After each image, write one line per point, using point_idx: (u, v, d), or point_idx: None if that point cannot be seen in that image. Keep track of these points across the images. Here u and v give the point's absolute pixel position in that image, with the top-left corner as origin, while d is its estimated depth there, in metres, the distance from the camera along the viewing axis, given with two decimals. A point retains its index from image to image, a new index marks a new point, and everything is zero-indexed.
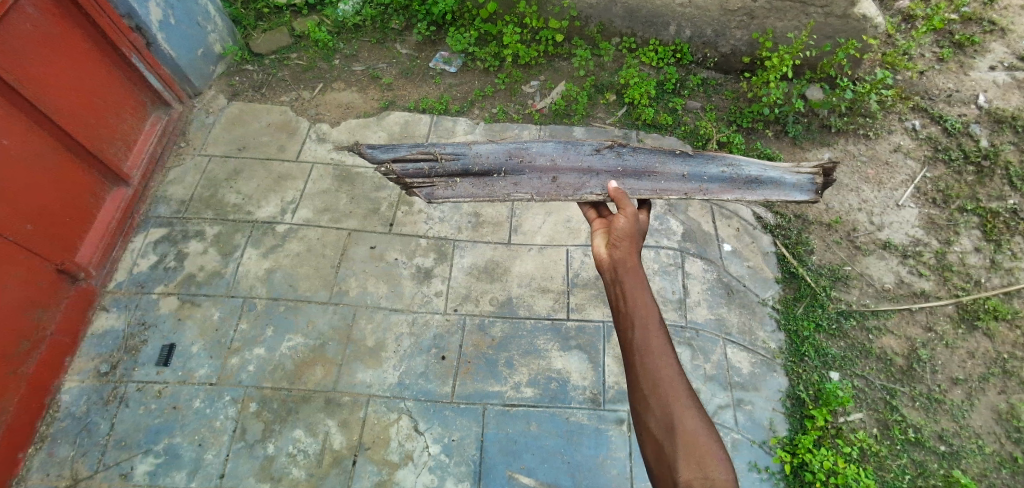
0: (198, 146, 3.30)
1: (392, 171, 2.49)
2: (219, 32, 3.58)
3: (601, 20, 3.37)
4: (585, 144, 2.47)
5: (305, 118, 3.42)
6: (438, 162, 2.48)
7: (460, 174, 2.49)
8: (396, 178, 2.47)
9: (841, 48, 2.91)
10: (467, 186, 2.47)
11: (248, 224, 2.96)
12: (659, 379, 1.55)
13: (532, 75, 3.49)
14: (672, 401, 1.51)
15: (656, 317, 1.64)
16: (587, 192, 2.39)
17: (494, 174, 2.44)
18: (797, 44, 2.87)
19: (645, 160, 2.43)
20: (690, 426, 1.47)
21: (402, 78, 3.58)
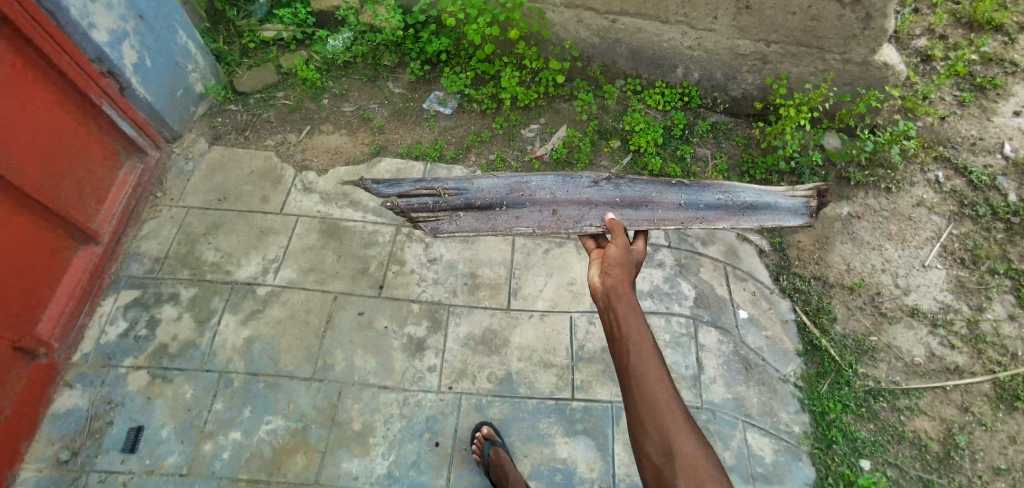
0: (175, 196, 3.07)
1: (397, 207, 2.42)
2: (201, 71, 3.34)
3: (604, 60, 3.16)
4: (582, 177, 2.43)
5: (290, 164, 3.21)
6: (440, 197, 2.42)
7: (464, 208, 2.41)
8: (402, 212, 2.42)
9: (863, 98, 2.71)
10: (472, 220, 2.40)
11: (225, 286, 2.75)
12: (656, 403, 1.44)
13: (531, 118, 3.27)
14: (668, 423, 1.40)
15: (650, 339, 1.55)
16: (587, 221, 2.36)
17: (496, 208, 2.39)
18: (816, 95, 2.68)
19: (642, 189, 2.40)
20: (690, 452, 1.35)
21: (393, 120, 3.38)
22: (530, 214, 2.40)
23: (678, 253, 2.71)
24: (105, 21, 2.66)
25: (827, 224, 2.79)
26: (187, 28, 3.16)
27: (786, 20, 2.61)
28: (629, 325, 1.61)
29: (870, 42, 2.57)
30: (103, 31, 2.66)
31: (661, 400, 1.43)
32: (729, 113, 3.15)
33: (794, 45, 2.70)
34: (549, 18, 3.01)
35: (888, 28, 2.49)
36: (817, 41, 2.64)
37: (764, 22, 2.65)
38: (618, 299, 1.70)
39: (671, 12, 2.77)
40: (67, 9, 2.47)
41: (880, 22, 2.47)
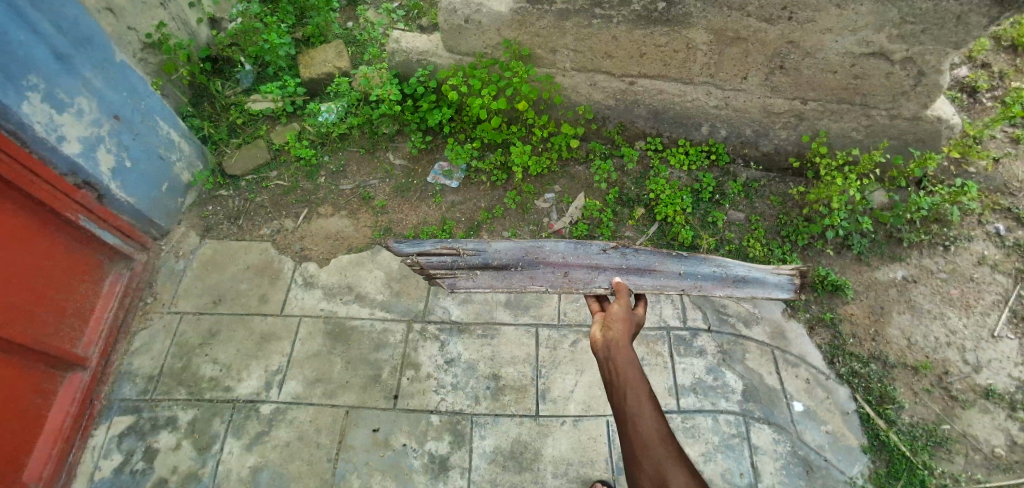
0: (168, 301, 2.88)
1: (419, 264, 2.59)
2: (187, 158, 3.13)
3: (620, 121, 2.97)
4: (592, 245, 2.55)
5: (289, 256, 3.00)
6: (460, 256, 2.57)
7: (481, 268, 2.54)
8: (421, 268, 2.58)
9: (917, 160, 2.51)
10: (487, 277, 2.53)
11: (227, 406, 2.54)
12: (647, 436, 1.41)
13: (545, 186, 3.05)
14: (661, 453, 1.36)
15: (645, 381, 1.55)
16: (596, 287, 2.42)
17: (512, 268, 2.52)
18: (869, 162, 2.47)
19: (647, 258, 2.48)
20: (684, 484, 1.29)
21: (397, 197, 3.16)
22: (544, 275, 2.49)
23: (718, 337, 2.46)
24: (75, 131, 2.46)
25: (880, 292, 2.54)
26: (167, 117, 2.95)
27: (826, 79, 2.42)
28: (622, 366, 1.61)
29: (922, 98, 2.37)
30: (73, 142, 2.46)
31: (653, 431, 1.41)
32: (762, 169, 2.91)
33: (835, 102, 2.51)
34: (559, 83, 2.85)
35: (944, 83, 2.30)
36: (861, 98, 2.45)
37: (800, 81, 2.46)
38: (612, 345, 1.71)
39: (694, 73, 2.59)
40: (31, 127, 2.28)
41: (935, 78, 2.28)
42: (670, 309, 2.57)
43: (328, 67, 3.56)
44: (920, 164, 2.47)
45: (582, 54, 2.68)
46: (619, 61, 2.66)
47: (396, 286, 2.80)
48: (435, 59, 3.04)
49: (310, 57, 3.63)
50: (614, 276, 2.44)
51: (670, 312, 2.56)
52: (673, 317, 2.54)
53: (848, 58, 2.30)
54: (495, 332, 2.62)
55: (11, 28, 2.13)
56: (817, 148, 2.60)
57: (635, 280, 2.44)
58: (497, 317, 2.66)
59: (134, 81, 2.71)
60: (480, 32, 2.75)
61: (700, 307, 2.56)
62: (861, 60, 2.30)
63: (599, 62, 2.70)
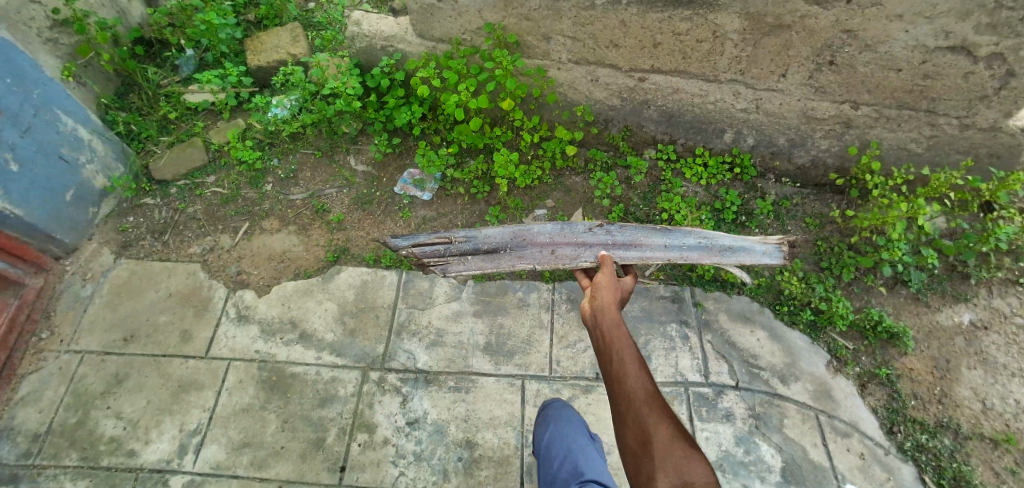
0: (67, 337, 2.33)
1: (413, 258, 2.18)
2: (101, 160, 2.61)
3: (626, 124, 2.47)
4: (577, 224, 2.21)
5: (222, 282, 2.46)
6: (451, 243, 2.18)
7: (471, 252, 2.16)
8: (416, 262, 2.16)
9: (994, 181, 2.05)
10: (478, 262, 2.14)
11: (128, 476, 2.01)
12: (632, 395, 1.32)
13: (535, 201, 2.55)
14: (645, 415, 1.26)
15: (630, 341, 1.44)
16: (581, 261, 2.07)
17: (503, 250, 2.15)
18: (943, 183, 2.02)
19: (635, 233, 2.11)
20: (669, 442, 1.20)
21: (358, 211, 2.64)
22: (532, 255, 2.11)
23: (749, 397, 1.99)
24: None
25: (943, 341, 2.08)
26: (71, 110, 2.45)
27: (887, 79, 1.95)
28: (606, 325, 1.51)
29: (1005, 104, 1.91)
30: None
31: (637, 393, 1.30)
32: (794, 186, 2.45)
33: (894, 108, 2.04)
34: (553, 77, 2.35)
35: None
36: (929, 103, 1.98)
37: (853, 81, 1.99)
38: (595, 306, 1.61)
39: (721, 68, 2.11)
40: None
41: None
42: (688, 359, 2.09)
43: (280, 53, 3.03)
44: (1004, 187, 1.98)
45: (582, 43, 2.19)
46: (627, 52, 2.17)
47: (354, 320, 2.30)
48: (402, 45, 2.52)
49: (258, 41, 3.10)
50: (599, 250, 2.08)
51: (687, 364, 2.08)
52: (691, 370, 2.07)
53: (919, 53, 1.84)
54: (470, 385, 2.11)
55: None
56: (870, 165, 2.14)
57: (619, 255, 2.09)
58: (473, 365, 2.15)
59: (21, 64, 2.23)
60: (455, 13, 2.25)
61: (724, 356, 2.09)
62: (935, 56, 1.83)
63: (603, 53, 2.20)
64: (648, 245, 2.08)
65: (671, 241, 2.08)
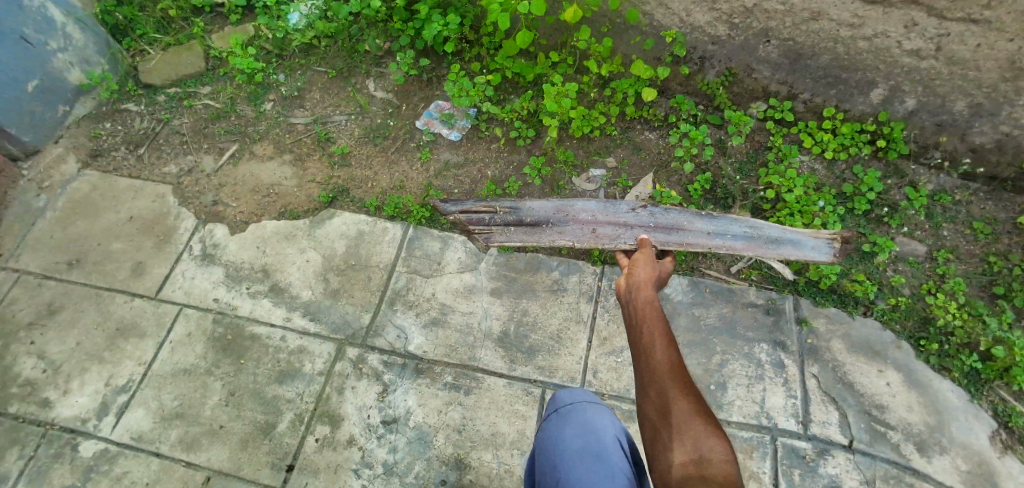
0: (6, 251, 1.93)
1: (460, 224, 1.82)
2: (76, 50, 2.19)
3: (729, 67, 1.82)
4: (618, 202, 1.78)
5: (193, 210, 2.00)
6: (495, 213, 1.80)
7: (516, 224, 1.77)
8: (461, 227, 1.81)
9: None
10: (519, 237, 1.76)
11: (34, 432, 1.59)
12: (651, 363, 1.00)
13: (592, 157, 1.95)
14: (667, 377, 0.94)
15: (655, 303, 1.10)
16: (622, 242, 1.65)
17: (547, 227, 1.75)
18: None
19: (671, 212, 1.68)
20: (687, 412, 0.89)
21: (367, 145, 2.12)
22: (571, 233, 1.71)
23: (868, 468, 1.37)
24: None
25: None
26: None
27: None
28: (634, 279, 1.20)
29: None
30: None
31: (662, 355, 0.98)
32: (960, 175, 1.74)
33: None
34: None
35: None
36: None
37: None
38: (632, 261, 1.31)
39: None
40: None
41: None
42: (780, 397, 1.48)
43: None
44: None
45: None
46: None
47: (341, 279, 1.79)
48: None
49: None
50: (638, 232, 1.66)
51: (780, 404, 1.47)
52: (784, 413, 1.46)
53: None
54: (472, 384, 1.57)
55: None
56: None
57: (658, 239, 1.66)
58: (481, 359, 1.61)
59: None
60: None
61: (836, 401, 1.46)
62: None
63: None
64: (682, 226, 1.65)
65: (710, 222, 1.65)
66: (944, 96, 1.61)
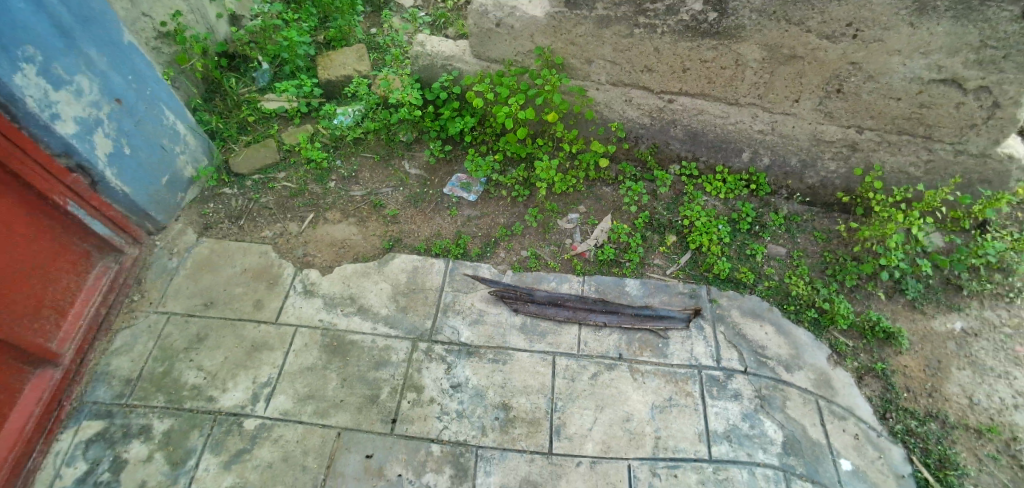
0: (155, 300, 2.64)
1: (497, 296, 2.55)
2: (192, 153, 2.94)
3: (654, 142, 2.79)
4: (587, 286, 2.55)
5: (290, 261, 2.77)
6: (518, 290, 2.56)
7: (529, 299, 2.53)
8: (498, 294, 2.55)
9: (987, 201, 2.27)
10: (531, 309, 2.50)
11: (208, 417, 2.31)
12: None
13: (569, 206, 2.86)
14: None
15: None
16: (587, 318, 2.44)
17: (546, 304, 2.51)
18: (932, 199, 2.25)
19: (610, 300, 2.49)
20: None
21: (410, 207, 2.98)
22: (557, 312, 2.48)
23: (756, 381, 2.23)
24: (73, 111, 2.23)
25: (938, 344, 2.29)
26: (174, 107, 2.74)
27: (886, 106, 2.24)
28: None
29: (992, 133, 2.17)
30: (70, 122, 2.23)
31: None
32: (804, 201, 2.69)
33: (892, 133, 2.32)
34: (592, 96, 2.69)
35: (1021, 117, 2.10)
36: (926, 130, 2.26)
37: (857, 107, 2.29)
38: None
39: (741, 93, 2.44)
40: (23, 101, 2.04)
41: (1010, 110, 2.09)
42: (702, 346, 2.34)
43: (346, 70, 3.51)
44: (992, 204, 2.21)
45: (619, 67, 2.55)
46: (660, 76, 2.52)
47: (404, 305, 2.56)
48: (460, 64, 2.94)
49: (328, 59, 3.59)
50: (592, 316, 2.45)
51: (702, 350, 2.33)
52: (705, 355, 2.31)
53: (915, 84, 2.14)
54: (507, 358, 2.38)
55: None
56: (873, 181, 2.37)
57: (601, 320, 2.44)
58: (510, 342, 2.42)
59: (140, 65, 2.51)
60: (511, 37, 2.65)
61: (735, 345, 2.32)
62: (930, 87, 2.13)
63: (638, 76, 2.56)
64: (614, 309, 2.45)
65: (631, 306, 2.45)
66: (782, 156, 2.59)
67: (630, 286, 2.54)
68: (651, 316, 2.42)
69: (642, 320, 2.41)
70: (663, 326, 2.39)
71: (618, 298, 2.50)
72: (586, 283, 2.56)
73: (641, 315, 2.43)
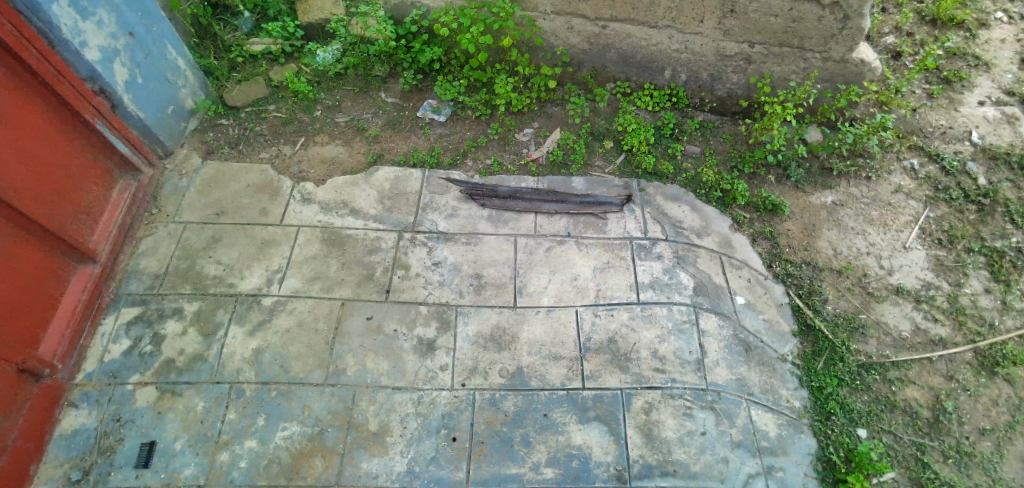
0: (172, 213, 3.05)
1: (467, 193, 3.08)
2: (190, 87, 3.34)
3: (594, 66, 3.40)
4: (541, 185, 3.12)
5: (288, 176, 3.23)
6: (484, 188, 3.10)
7: (494, 195, 3.08)
8: (468, 192, 3.08)
9: (843, 94, 3.11)
10: (495, 203, 3.05)
11: (231, 298, 2.74)
12: None
13: (525, 122, 3.42)
14: None
15: None
16: (541, 208, 3.01)
17: (508, 199, 3.06)
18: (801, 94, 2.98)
19: (560, 193, 3.06)
20: None
21: (389, 129, 3.43)
22: (517, 204, 3.04)
23: (675, 245, 2.85)
24: (96, 40, 2.66)
25: (813, 213, 3.00)
26: (175, 44, 3.17)
27: (769, 23, 2.96)
28: None
29: (847, 41, 2.96)
30: (95, 49, 2.65)
31: None
32: (713, 111, 3.40)
33: (776, 45, 3.05)
34: (540, 26, 3.25)
35: (864, 27, 2.89)
36: (799, 41, 3.01)
37: (749, 24, 2.98)
38: None
39: (659, 17, 3.06)
40: (59, 28, 2.46)
41: (857, 22, 2.87)
42: (634, 223, 2.94)
43: (324, 13, 3.89)
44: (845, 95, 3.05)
45: None
46: (594, 5, 3.09)
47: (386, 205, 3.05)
48: (427, 2, 3.41)
49: (305, 2, 3.94)
50: (546, 206, 3.02)
51: (633, 226, 2.93)
52: (636, 230, 2.91)
53: (788, 2, 2.86)
54: (478, 241, 2.91)
55: None
56: (761, 86, 3.13)
57: (553, 208, 3.01)
58: (480, 229, 2.96)
59: (146, 3, 2.94)
60: None
61: (659, 221, 2.94)
62: (799, 4, 2.85)
63: (576, 5, 3.11)
64: (563, 199, 3.03)
65: (577, 196, 3.04)
66: (697, 72, 3.27)
67: (575, 183, 3.12)
68: (593, 203, 3.02)
69: (586, 206, 3.01)
70: (602, 209, 2.99)
71: (566, 192, 3.08)
72: (540, 183, 3.13)
73: (584, 202, 3.02)
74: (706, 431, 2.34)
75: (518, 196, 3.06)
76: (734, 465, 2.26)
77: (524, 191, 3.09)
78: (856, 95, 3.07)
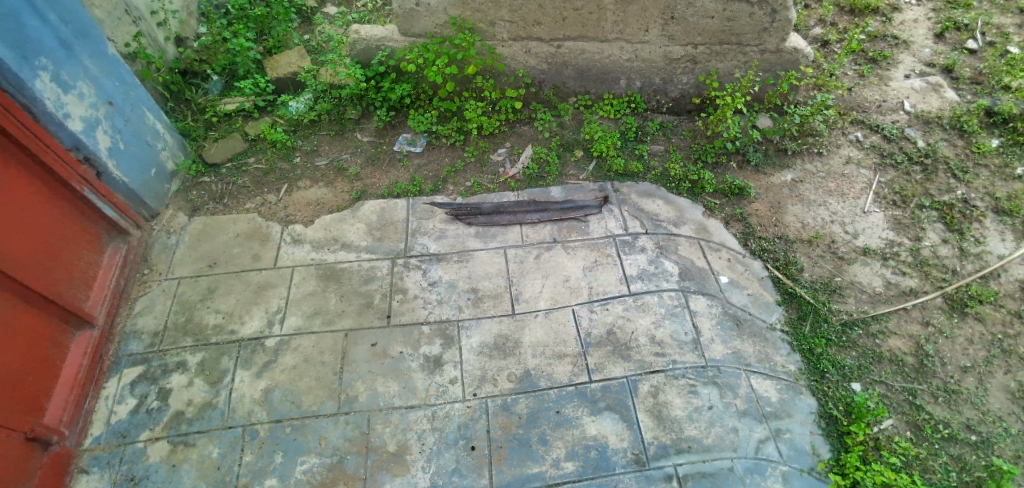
0: (163, 270, 3.06)
1: (453, 212, 3.23)
2: (170, 148, 3.36)
3: (554, 84, 3.67)
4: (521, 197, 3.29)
5: (275, 222, 3.29)
6: (470, 206, 3.26)
7: (479, 213, 3.24)
8: (454, 211, 3.24)
9: (784, 79, 3.41)
10: (483, 221, 3.20)
11: (233, 345, 2.75)
12: None
13: (498, 144, 3.63)
14: None
15: None
16: (528, 218, 3.19)
17: (494, 214, 3.22)
18: (745, 83, 3.31)
19: (540, 203, 3.24)
20: None
21: (368, 166, 3.57)
22: (502, 218, 3.20)
23: (655, 237, 3.04)
24: (79, 111, 2.70)
25: (777, 192, 3.24)
26: (153, 109, 3.19)
27: (708, 24, 3.27)
28: None
29: (779, 33, 3.30)
30: (77, 120, 2.69)
31: None
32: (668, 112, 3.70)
33: (717, 44, 3.37)
34: (500, 52, 3.51)
35: (791, 19, 3.23)
36: (737, 38, 3.33)
37: (689, 29, 3.30)
38: None
39: (608, 31, 3.35)
40: (43, 103, 2.51)
41: (785, 14, 3.21)
42: (614, 222, 3.13)
43: (293, 67, 4.08)
44: (786, 80, 3.36)
45: (516, 24, 3.37)
46: (547, 27, 3.36)
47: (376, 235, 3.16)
48: (391, 43, 3.62)
49: (274, 60, 4.14)
50: (531, 216, 3.19)
51: (614, 224, 3.11)
52: (617, 227, 3.10)
53: (721, 4, 3.17)
54: (468, 257, 3.03)
55: (26, 17, 2.43)
56: (710, 82, 3.44)
57: (538, 217, 3.18)
58: (469, 246, 3.08)
59: (123, 72, 2.98)
60: (429, 13, 3.38)
61: (637, 217, 3.13)
62: (732, 5, 3.18)
63: (531, 30, 3.39)
64: (545, 208, 3.22)
65: (558, 204, 3.23)
66: (649, 78, 3.57)
67: (552, 192, 3.31)
68: (573, 207, 3.21)
69: (567, 211, 3.19)
70: (584, 213, 3.18)
71: (546, 200, 3.26)
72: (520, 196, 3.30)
73: (565, 207, 3.22)
74: (713, 405, 2.43)
75: (502, 211, 3.23)
76: (743, 433, 2.35)
77: (505, 205, 3.25)
78: (796, 79, 3.39)
